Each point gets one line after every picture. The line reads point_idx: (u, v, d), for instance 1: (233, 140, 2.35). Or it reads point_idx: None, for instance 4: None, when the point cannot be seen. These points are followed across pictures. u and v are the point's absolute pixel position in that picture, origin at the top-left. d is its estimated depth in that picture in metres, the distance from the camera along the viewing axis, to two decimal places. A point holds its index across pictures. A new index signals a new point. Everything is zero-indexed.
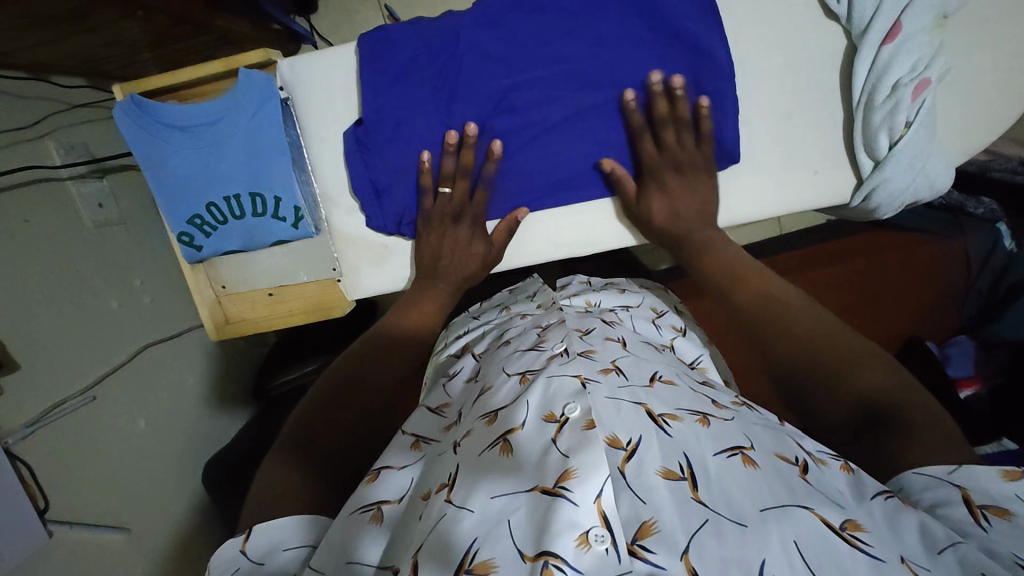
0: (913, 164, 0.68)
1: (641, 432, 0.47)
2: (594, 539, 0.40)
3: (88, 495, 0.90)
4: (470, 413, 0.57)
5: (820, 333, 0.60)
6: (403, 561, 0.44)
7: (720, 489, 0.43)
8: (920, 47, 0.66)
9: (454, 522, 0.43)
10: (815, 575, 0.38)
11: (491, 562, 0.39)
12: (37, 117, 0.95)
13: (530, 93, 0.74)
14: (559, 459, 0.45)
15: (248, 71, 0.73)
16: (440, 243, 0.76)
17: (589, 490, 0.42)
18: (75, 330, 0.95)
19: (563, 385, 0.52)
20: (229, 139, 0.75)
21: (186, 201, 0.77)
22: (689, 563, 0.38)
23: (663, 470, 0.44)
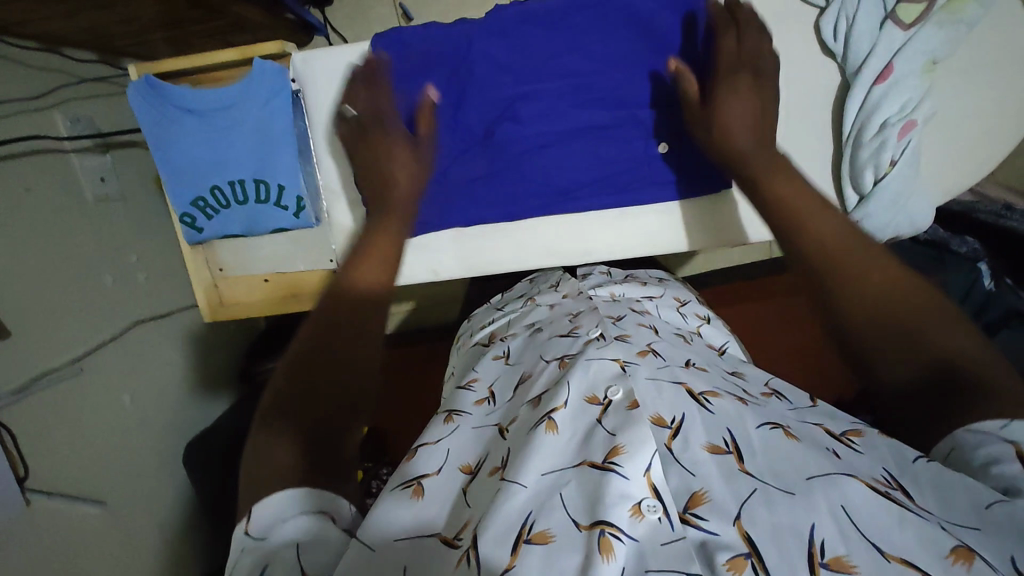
0: (895, 202, 0.71)
1: (685, 410, 0.50)
2: (647, 509, 0.44)
3: (68, 466, 0.90)
4: (512, 401, 0.60)
5: (885, 275, 0.49)
6: (461, 533, 0.46)
7: (764, 462, 0.46)
8: (910, 90, 0.69)
9: (506, 496, 0.46)
10: (864, 534, 0.39)
11: (548, 532, 0.44)
12: (45, 88, 0.96)
13: (537, 104, 0.77)
14: (606, 437, 0.49)
15: (261, 62, 0.74)
16: (376, 161, 0.64)
17: (639, 466, 0.46)
18: (68, 300, 0.96)
19: (603, 368, 0.55)
20: (239, 126, 0.76)
21: (191, 182, 0.79)
22: (743, 530, 0.41)
23: (709, 445, 0.47)
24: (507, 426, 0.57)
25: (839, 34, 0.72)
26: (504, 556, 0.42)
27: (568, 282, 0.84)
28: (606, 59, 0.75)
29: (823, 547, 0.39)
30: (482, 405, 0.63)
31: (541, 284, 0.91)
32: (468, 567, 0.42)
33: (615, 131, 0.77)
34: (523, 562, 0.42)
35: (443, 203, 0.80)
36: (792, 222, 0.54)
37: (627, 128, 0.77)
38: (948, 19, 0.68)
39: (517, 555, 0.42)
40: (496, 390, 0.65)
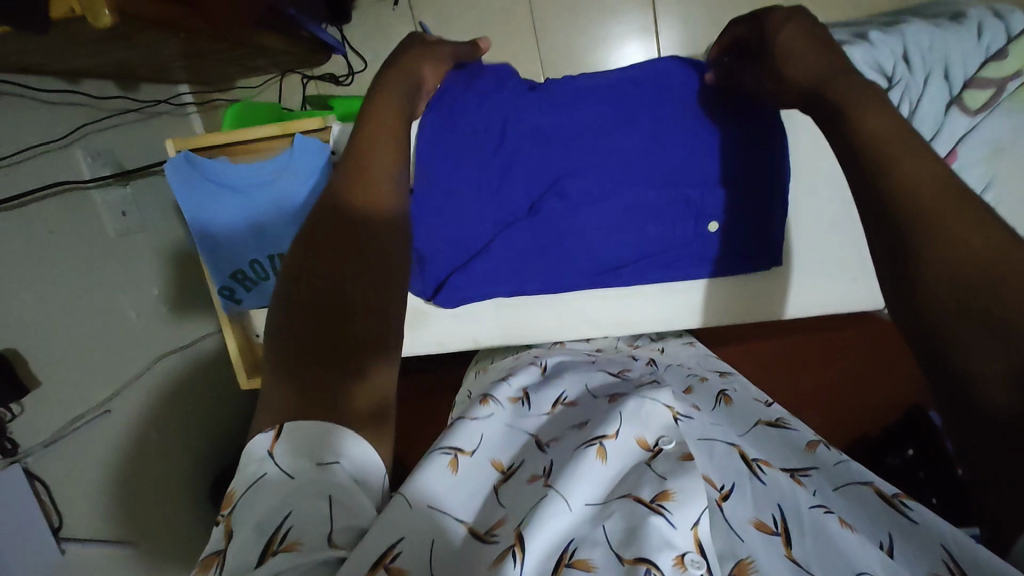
0: None
1: (735, 480, 0.48)
2: (690, 563, 0.38)
3: (99, 510, 0.92)
4: (551, 420, 0.55)
5: (1002, 254, 0.32)
6: (499, 530, 0.41)
7: (812, 548, 0.44)
8: (976, 178, 0.71)
9: (546, 510, 0.40)
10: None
11: (590, 563, 0.38)
12: (67, 127, 0.95)
13: (582, 180, 0.75)
14: (655, 479, 0.43)
15: (302, 138, 0.72)
16: (397, 77, 0.53)
17: (688, 517, 0.40)
18: (97, 343, 0.95)
19: (659, 414, 0.49)
20: (278, 202, 0.74)
21: (230, 257, 0.76)
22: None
23: (755, 521, 0.46)
24: (548, 443, 0.51)
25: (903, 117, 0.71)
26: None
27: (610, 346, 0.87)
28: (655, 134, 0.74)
29: None
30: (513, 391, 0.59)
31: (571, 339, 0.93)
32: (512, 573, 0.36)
33: (659, 208, 0.77)
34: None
35: (487, 271, 0.79)
36: (871, 151, 0.38)
37: (670, 204, 0.76)
38: (1015, 109, 0.69)
39: None
40: (533, 397, 0.59)
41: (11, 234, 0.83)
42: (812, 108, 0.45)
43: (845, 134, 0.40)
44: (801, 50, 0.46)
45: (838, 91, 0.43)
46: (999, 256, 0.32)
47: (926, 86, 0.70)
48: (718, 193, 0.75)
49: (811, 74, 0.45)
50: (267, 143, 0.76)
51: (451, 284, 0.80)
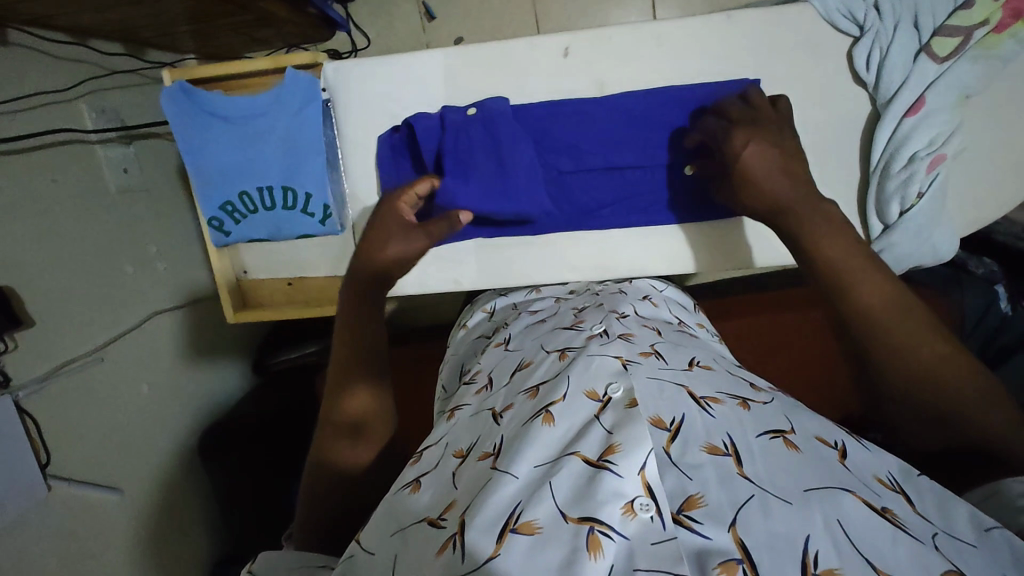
0: (921, 233, 0.70)
1: (685, 411, 0.48)
2: (639, 508, 0.41)
3: (88, 454, 0.93)
4: (507, 387, 0.58)
5: (937, 365, 0.51)
6: (447, 515, 0.46)
7: (764, 467, 0.43)
8: (940, 124, 0.68)
9: (496, 488, 0.44)
10: (860, 551, 0.38)
11: (535, 523, 0.41)
12: (73, 80, 0.97)
13: (579, 131, 0.77)
14: (602, 435, 0.45)
15: (293, 72, 0.74)
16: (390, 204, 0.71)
17: (634, 463, 0.42)
18: (91, 291, 0.97)
19: (604, 365, 0.53)
20: (269, 135, 0.76)
21: (220, 187, 0.78)
22: (737, 535, 0.38)
23: (708, 446, 0.45)
24: (500, 410, 0.54)
25: (871, 65, 0.70)
26: (489, 544, 0.41)
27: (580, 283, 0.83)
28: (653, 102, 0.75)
29: (816, 559, 0.37)
30: (482, 392, 0.61)
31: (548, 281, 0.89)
32: (452, 557, 0.41)
33: (642, 154, 0.76)
34: (507, 552, 0.40)
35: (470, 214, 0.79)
36: (842, 283, 0.56)
37: (647, 153, 0.76)
38: (983, 56, 0.67)
39: (503, 543, 0.41)
40: (492, 375, 0.63)
41: (13, 176, 0.85)
42: (776, 227, 0.62)
43: (815, 258, 0.58)
44: (769, 182, 0.61)
45: (801, 223, 0.60)
46: (936, 363, 0.52)
47: (895, 35, 0.69)
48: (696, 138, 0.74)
49: (778, 198, 0.60)
50: (263, 79, 0.78)
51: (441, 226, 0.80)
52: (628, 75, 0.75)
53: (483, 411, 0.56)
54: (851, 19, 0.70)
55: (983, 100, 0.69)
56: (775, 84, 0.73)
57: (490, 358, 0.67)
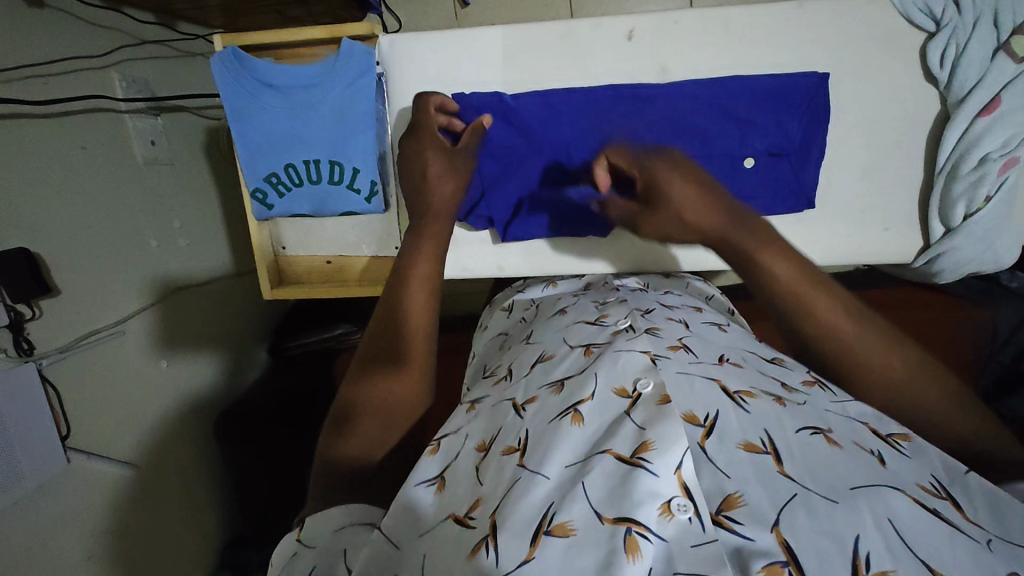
0: (985, 237, 0.68)
1: (719, 407, 0.45)
2: (677, 508, 0.39)
3: (105, 428, 0.91)
4: (527, 380, 0.56)
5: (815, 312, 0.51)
6: (477, 515, 0.43)
7: (805, 467, 0.41)
8: (1017, 125, 0.65)
9: (526, 488, 0.42)
10: (913, 551, 0.36)
11: (570, 525, 0.40)
12: (105, 47, 0.96)
13: (630, 118, 0.73)
14: (634, 431, 0.44)
15: (348, 42, 0.71)
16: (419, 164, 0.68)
17: (670, 462, 0.41)
18: (115, 263, 0.95)
19: (632, 360, 0.50)
20: (320, 106, 0.73)
21: (265, 158, 0.76)
22: (781, 537, 0.36)
23: (745, 444, 0.42)
24: (523, 404, 0.52)
25: (946, 61, 0.67)
26: (523, 547, 0.39)
27: (597, 275, 0.82)
28: (729, 83, 0.71)
29: (868, 561, 0.35)
30: (500, 383, 0.60)
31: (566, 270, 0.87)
32: (486, 561, 0.39)
33: (716, 134, 0.72)
34: (543, 554, 0.39)
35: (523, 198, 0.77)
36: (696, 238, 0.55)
37: (725, 135, 0.72)
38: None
39: (538, 548, 0.39)
40: (512, 369, 0.61)
41: (42, 141, 0.83)
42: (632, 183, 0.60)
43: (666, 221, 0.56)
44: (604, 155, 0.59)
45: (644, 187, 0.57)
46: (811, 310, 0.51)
47: (974, 30, 0.66)
48: (766, 127, 0.71)
49: (715, 223, 0.53)
50: (316, 48, 0.76)
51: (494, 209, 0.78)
52: (694, 59, 0.72)
53: (506, 402, 0.54)
54: (927, 14, 0.67)
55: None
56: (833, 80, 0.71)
57: (512, 355, 0.65)
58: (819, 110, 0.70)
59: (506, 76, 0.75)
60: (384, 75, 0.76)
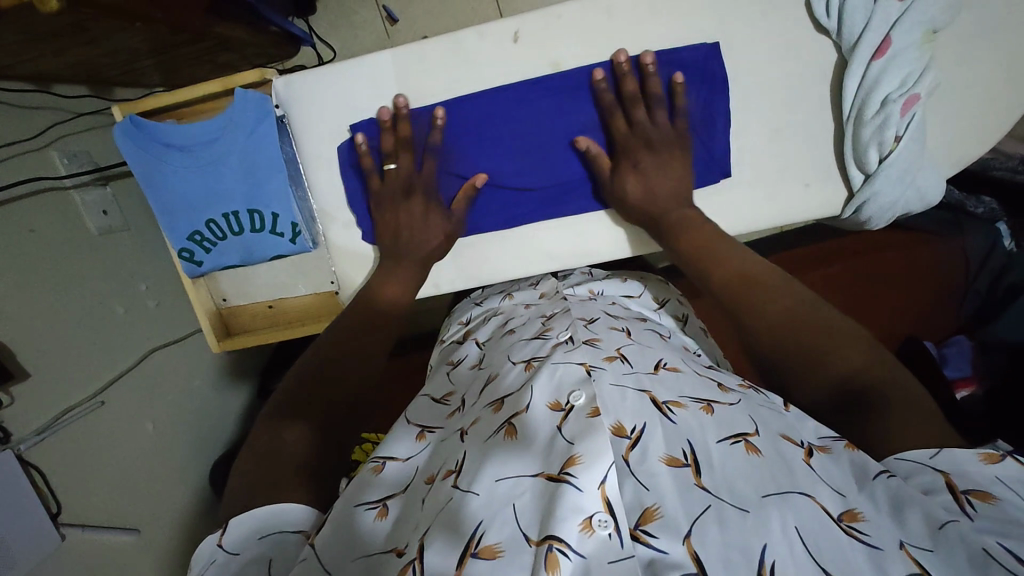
0: (903, 178, 0.67)
1: (647, 419, 0.45)
2: (598, 524, 0.39)
3: (99, 499, 0.93)
4: (473, 402, 0.56)
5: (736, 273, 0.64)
6: (408, 544, 0.44)
7: (722, 476, 0.42)
8: (909, 64, 0.64)
9: (460, 507, 0.43)
10: (817, 560, 0.37)
11: (497, 547, 0.39)
12: (41, 128, 0.97)
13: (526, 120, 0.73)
14: (563, 447, 0.43)
15: (241, 91, 0.72)
16: (394, 223, 0.74)
17: (593, 477, 0.41)
18: (84, 337, 0.97)
19: (568, 373, 0.50)
20: (226, 158, 0.74)
21: (185, 218, 0.76)
22: (692, 547, 0.37)
23: (667, 457, 0.43)
24: (466, 427, 0.52)
25: (832, 10, 0.66)
26: (448, 571, 0.39)
27: (547, 281, 0.82)
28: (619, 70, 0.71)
29: (773, 570, 0.36)
30: (454, 417, 0.58)
31: (521, 283, 0.86)
32: None
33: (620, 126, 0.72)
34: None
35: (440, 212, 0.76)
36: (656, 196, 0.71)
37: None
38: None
39: (462, 573, 0.38)
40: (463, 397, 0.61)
41: None
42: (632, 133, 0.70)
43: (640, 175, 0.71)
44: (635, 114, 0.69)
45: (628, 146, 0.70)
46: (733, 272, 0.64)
47: None
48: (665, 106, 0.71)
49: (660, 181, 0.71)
50: (214, 102, 0.76)
51: None
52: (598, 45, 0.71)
53: (455, 432, 0.54)
54: None
55: (952, 31, 0.66)
56: (738, 43, 0.70)
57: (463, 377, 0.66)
58: (717, 79, 0.70)
59: (403, 97, 0.74)
60: (287, 116, 0.75)
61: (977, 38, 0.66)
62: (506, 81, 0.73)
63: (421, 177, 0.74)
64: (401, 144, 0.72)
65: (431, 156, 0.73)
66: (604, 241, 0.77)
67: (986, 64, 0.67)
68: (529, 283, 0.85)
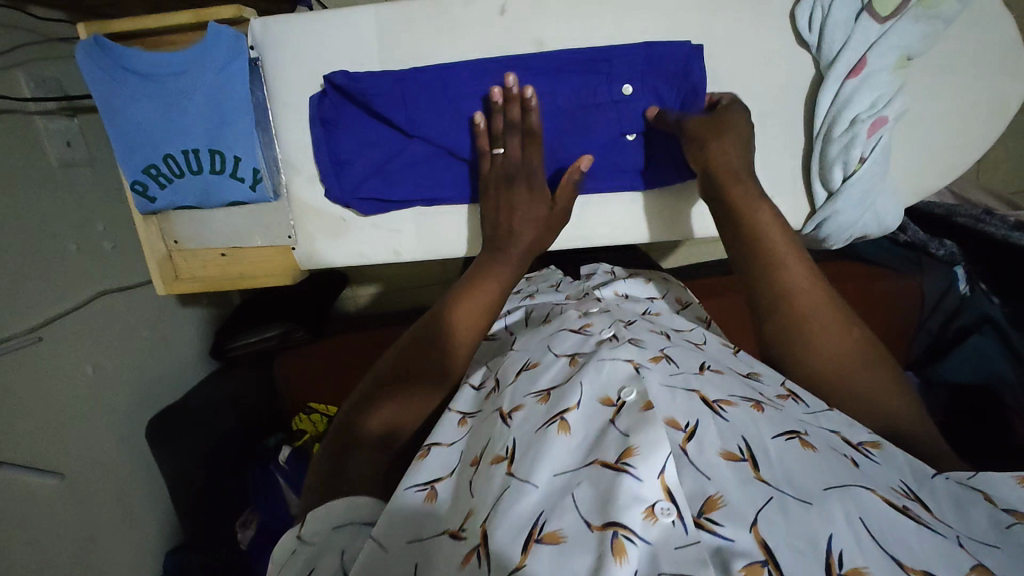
0: (863, 200, 0.68)
1: (699, 414, 0.46)
2: (660, 512, 0.40)
3: (23, 437, 0.89)
4: (513, 387, 0.56)
5: (806, 292, 0.57)
6: (466, 526, 0.45)
7: (780, 471, 0.43)
8: (881, 85, 0.66)
9: (518, 497, 0.43)
10: (886, 552, 0.37)
11: (560, 532, 0.41)
12: (10, 46, 0.93)
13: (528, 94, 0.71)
14: (618, 438, 0.44)
15: (214, 25, 0.69)
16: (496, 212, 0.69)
17: (653, 467, 0.42)
18: (31, 268, 0.93)
19: (615, 369, 0.51)
20: (192, 93, 0.71)
21: (143, 150, 0.74)
22: (759, 536, 0.38)
23: (724, 451, 0.43)
24: (509, 412, 0.52)
25: (813, 25, 0.68)
26: (515, 555, 0.40)
27: (572, 285, 0.87)
28: (599, 59, 0.71)
29: (841, 562, 0.37)
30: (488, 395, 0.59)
31: (543, 283, 0.92)
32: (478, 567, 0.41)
33: (594, 115, 0.72)
34: (535, 560, 0.40)
35: (408, 178, 0.75)
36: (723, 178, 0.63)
37: (602, 115, 0.72)
38: (924, 14, 0.64)
39: (528, 558, 0.40)
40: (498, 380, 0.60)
41: None
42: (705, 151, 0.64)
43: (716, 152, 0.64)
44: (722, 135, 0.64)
45: (718, 137, 0.64)
46: (805, 289, 0.57)
47: None
48: (641, 100, 0.72)
49: (732, 165, 0.63)
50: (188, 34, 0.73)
51: (377, 189, 0.75)
52: (587, 31, 0.71)
53: (493, 412, 0.54)
54: None
55: (926, 62, 0.68)
56: (726, 52, 0.71)
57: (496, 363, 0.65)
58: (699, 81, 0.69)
59: (381, 56, 0.72)
60: (261, 59, 0.74)
61: (946, 71, 0.68)
62: (490, 54, 0.72)
63: (523, 165, 0.69)
64: (510, 128, 0.69)
65: (532, 141, 0.69)
66: (566, 230, 0.77)
67: (954, 100, 0.69)
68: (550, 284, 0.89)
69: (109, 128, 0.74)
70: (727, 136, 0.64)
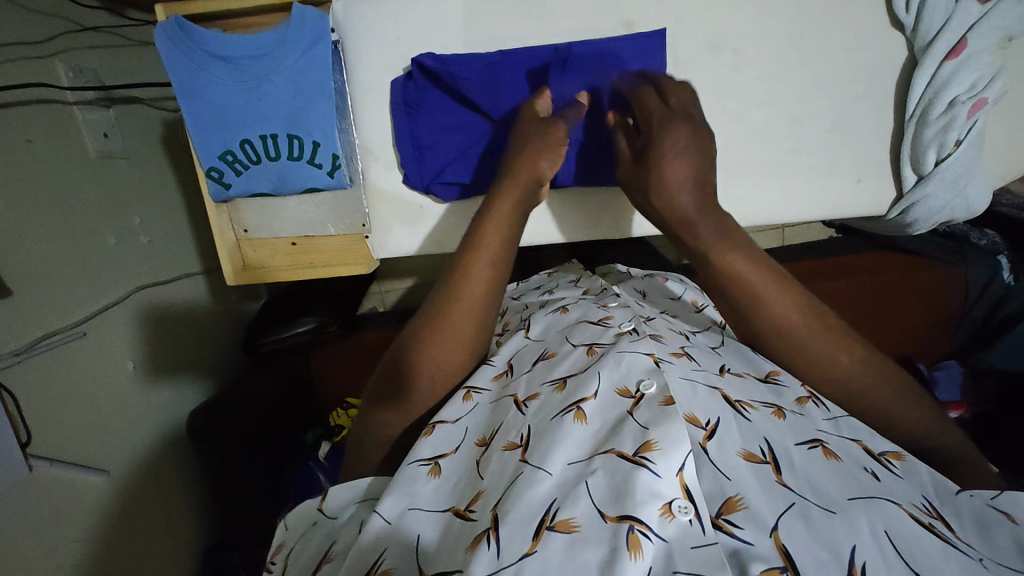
0: (956, 183, 0.70)
1: (719, 415, 0.50)
2: (678, 509, 0.42)
3: (69, 434, 0.87)
4: (529, 376, 0.60)
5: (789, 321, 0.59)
6: (477, 508, 0.48)
7: (801, 477, 0.47)
8: (980, 67, 0.66)
9: (531, 484, 0.45)
10: (903, 560, 0.41)
11: (572, 521, 0.42)
12: (50, 35, 0.90)
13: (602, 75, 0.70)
14: (637, 430, 0.47)
15: (300, 6, 0.68)
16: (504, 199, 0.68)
17: (672, 464, 0.44)
18: (73, 261, 0.91)
19: (636, 361, 0.54)
20: (274, 76, 0.70)
21: (219, 134, 0.72)
22: (779, 541, 0.41)
23: (744, 452, 0.47)
24: (525, 400, 0.56)
25: (911, 5, 0.67)
26: (524, 542, 0.42)
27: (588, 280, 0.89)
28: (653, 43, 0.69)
29: (863, 570, 0.40)
30: (501, 379, 0.63)
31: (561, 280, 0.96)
32: (486, 550, 0.43)
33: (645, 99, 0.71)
34: (545, 547, 0.42)
35: (490, 164, 0.74)
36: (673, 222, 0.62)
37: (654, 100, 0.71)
38: None
39: (539, 543, 0.42)
40: (514, 364, 0.65)
41: None
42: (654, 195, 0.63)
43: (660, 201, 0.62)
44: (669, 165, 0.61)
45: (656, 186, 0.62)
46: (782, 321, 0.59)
47: None
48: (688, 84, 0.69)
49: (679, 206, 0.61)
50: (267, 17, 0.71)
51: (463, 175, 0.74)
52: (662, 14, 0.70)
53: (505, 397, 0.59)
54: None
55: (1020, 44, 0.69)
56: (801, 38, 0.70)
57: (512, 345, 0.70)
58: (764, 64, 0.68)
59: (467, 38, 0.71)
60: (341, 42, 0.72)
61: None
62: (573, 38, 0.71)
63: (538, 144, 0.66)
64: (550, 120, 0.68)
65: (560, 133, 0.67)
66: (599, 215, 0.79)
67: None
68: (569, 282, 0.93)
69: (184, 113, 0.72)
70: (673, 172, 0.61)
